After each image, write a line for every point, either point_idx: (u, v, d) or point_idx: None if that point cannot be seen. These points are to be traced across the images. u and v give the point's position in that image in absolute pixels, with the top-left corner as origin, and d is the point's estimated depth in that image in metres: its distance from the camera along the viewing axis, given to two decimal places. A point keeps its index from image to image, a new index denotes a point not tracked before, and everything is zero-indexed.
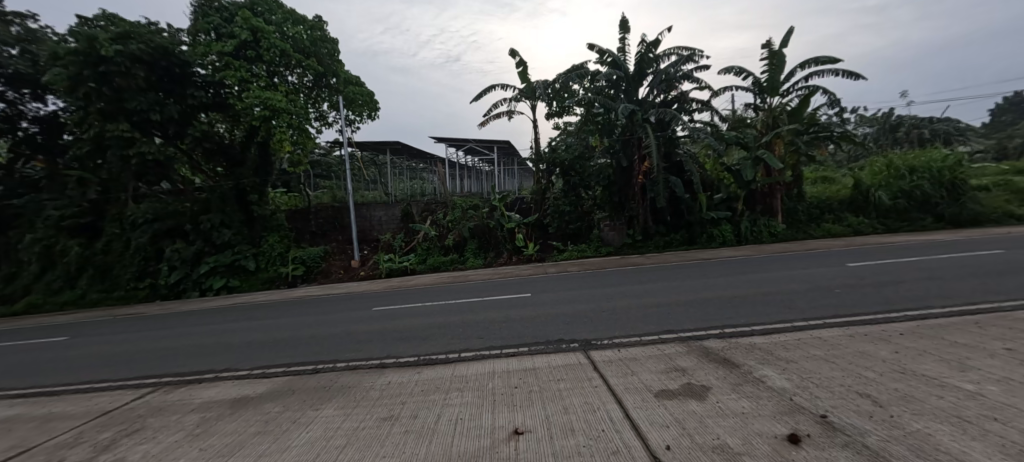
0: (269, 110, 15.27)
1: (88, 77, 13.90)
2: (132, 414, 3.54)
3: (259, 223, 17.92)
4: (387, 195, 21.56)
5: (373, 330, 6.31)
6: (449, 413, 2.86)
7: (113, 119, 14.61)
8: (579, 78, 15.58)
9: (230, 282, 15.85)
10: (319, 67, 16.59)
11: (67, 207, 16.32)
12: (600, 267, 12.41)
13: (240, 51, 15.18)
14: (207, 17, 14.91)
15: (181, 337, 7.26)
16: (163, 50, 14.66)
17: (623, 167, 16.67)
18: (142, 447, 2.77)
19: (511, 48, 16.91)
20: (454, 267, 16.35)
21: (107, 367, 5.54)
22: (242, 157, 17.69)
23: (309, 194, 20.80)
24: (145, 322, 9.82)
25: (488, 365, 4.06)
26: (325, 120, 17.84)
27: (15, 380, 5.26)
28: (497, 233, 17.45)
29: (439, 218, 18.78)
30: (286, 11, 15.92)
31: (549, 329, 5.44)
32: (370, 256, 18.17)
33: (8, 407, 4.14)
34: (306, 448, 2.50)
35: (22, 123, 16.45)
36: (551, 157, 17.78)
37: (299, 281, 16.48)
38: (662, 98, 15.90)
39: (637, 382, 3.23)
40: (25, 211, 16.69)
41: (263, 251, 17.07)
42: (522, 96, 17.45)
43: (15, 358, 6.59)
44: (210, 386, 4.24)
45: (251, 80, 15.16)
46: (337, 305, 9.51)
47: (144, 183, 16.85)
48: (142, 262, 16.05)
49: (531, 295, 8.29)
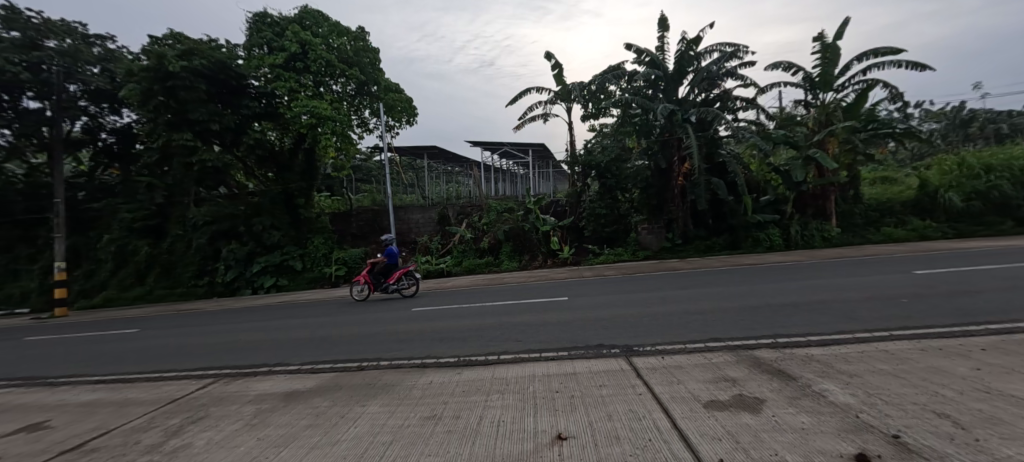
0: (316, 118, 16.08)
1: (158, 92, 15.19)
2: (197, 402, 3.79)
3: (306, 225, 18.86)
4: (424, 198, 21.79)
5: (416, 330, 6.45)
6: (491, 416, 2.85)
7: (178, 129, 15.86)
8: (616, 79, 15.40)
9: (279, 281, 16.81)
10: (361, 77, 17.27)
11: (138, 210, 18.01)
12: (638, 271, 12.13)
13: (290, 63, 16.19)
14: (261, 33, 16.03)
15: (236, 332, 7.73)
16: (222, 64, 15.78)
17: (662, 169, 16.28)
18: (205, 434, 2.95)
19: (546, 51, 17.00)
20: (490, 270, 16.48)
21: (171, 359, 5.95)
22: (290, 163, 18.64)
23: (351, 197, 21.55)
24: (205, 317, 10.55)
25: (528, 368, 4.03)
26: (366, 127, 18.50)
27: (97, 366, 5.81)
28: (531, 236, 17.42)
29: (475, 221, 19.04)
30: (331, 24, 16.78)
31: (589, 333, 5.36)
32: (408, 257, 18.66)
33: (91, 391, 4.56)
34: (355, 442, 2.57)
35: (102, 134, 18.01)
36: (585, 159, 17.35)
37: (341, 281, 17.15)
38: (702, 97, 15.45)
39: (684, 392, 3.09)
40: (104, 214, 18.62)
41: (309, 252, 17.90)
42: (557, 99, 17.49)
43: (97, 347, 7.31)
44: (264, 379, 4.48)
45: (298, 90, 16.10)
46: (378, 305, 9.82)
47: (204, 188, 18.21)
48: (201, 261, 17.34)
49: (568, 298, 8.21)
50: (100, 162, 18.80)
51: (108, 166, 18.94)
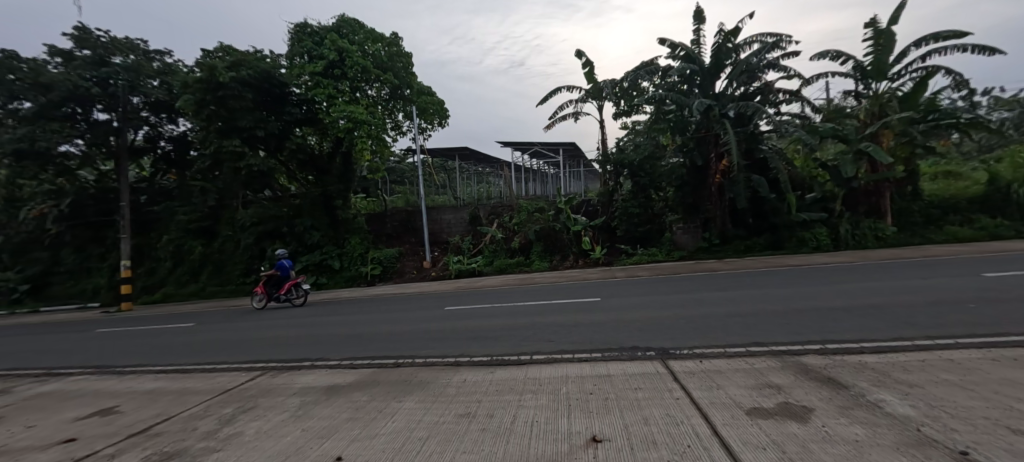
0: (352, 122, 16.68)
1: (210, 102, 16.26)
2: (247, 393, 4.02)
3: (343, 225, 19.44)
4: (456, 199, 21.94)
5: (451, 328, 6.57)
6: (525, 415, 2.85)
7: (227, 136, 16.91)
8: (650, 75, 15.12)
9: (319, 280, 17.66)
10: (395, 81, 17.76)
11: (192, 213, 19.49)
12: (673, 272, 11.78)
13: (329, 70, 16.91)
14: (302, 43, 16.82)
15: (282, 327, 8.15)
16: (267, 74, 16.69)
17: (698, 166, 15.79)
18: (254, 424, 3.11)
19: (576, 49, 16.87)
20: (521, 270, 16.52)
21: (223, 351, 6.34)
22: (328, 167, 19.35)
23: (386, 199, 21.97)
24: (253, 313, 11.18)
25: (561, 369, 3.99)
26: (400, 130, 18.97)
27: (161, 356, 6.29)
28: (563, 235, 17.33)
29: (505, 221, 19.11)
30: (367, 31, 17.36)
31: (623, 335, 5.25)
32: (440, 257, 18.99)
33: (155, 379, 4.94)
34: (392, 436, 2.64)
35: (161, 142, 19.42)
36: (617, 157, 17.28)
37: (376, 280, 17.72)
38: (741, 91, 14.85)
39: (724, 398, 2.96)
40: (163, 217, 20.32)
41: (346, 252, 18.57)
42: (588, 97, 17.30)
43: (160, 339, 7.92)
44: (307, 373, 4.68)
45: (336, 96, 16.77)
46: (414, 303, 10.05)
47: (250, 191, 19.25)
48: (248, 259, 18.40)
49: (600, 299, 8.10)
50: (159, 168, 20.32)
51: (166, 171, 20.42)
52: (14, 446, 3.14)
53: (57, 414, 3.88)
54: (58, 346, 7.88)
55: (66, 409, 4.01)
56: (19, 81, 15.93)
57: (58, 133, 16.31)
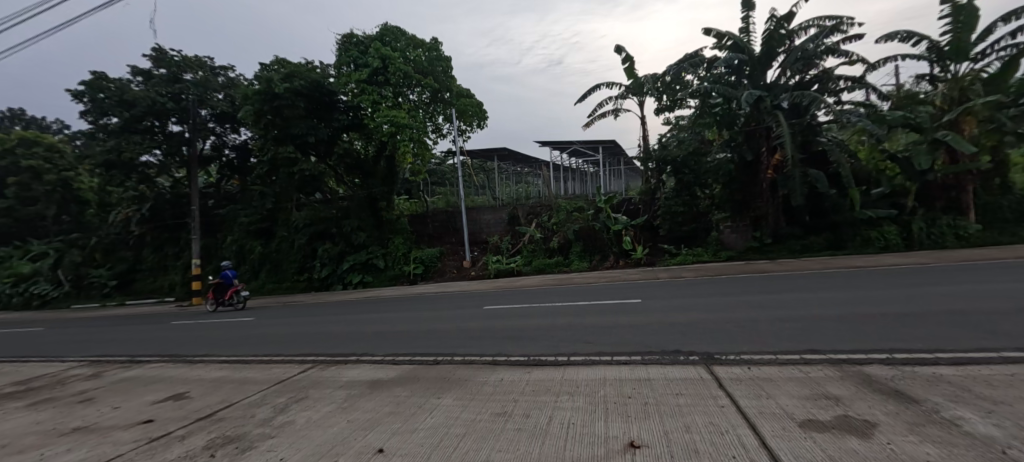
0: (395, 127, 17.33)
1: (266, 112, 17.43)
2: (299, 384, 4.27)
3: (386, 226, 20.20)
4: (494, 199, 21.78)
5: (490, 327, 6.64)
6: (561, 416, 2.83)
7: (282, 143, 18.10)
8: (694, 67, 14.56)
9: (365, 278, 18.53)
10: (435, 85, 18.26)
11: (252, 215, 21.05)
12: (721, 273, 11.25)
13: (373, 77, 17.67)
14: (349, 53, 17.68)
15: (333, 323, 8.61)
16: (317, 84, 17.70)
17: (747, 161, 15.05)
18: (305, 413, 3.30)
19: (616, 45, 16.55)
20: (560, 270, 16.52)
21: (280, 344, 6.78)
22: (373, 170, 20.11)
23: (427, 200, 22.50)
24: (307, 309, 11.88)
25: (600, 371, 3.91)
26: (440, 132, 19.42)
27: (227, 347, 6.85)
28: (603, 235, 17.03)
29: (544, 221, 19.07)
30: (408, 38, 17.96)
31: (663, 338, 5.07)
32: (480, 257, 19.24)
33: (220, 369, 5.37)
34: (430, 432, 2.70)
35: (225, 151, 21.10)
36: (660, 153, 16.49)
37: (418, 279, 18.31)
38: (795, 80, 14.00)
39: (775, 408, 2.78)
40: (226, 219, 22.08)
41: (390, 251, 19.29)
42: (629, 93, 16.91)
43: (227, 331, 8.62)
44: (353, 367, 4.90)
45: (381, 101, 17.51)
46: (457, 302, 10.27)
47: (303, 194, 20.48)
48: (302, 258, 19.64)
49: (642, 301, 7.87)
50: (224, 174, 22.11)
51: (230, 177, 22.17)
52: (103, 424, 3.53)
53: (137, 397, 4.32)
54: (141, 336, 8.77)
55: (145, 393, 4.46)
56: (108, 99, 17.73)
57: (140, 145, 18.13)
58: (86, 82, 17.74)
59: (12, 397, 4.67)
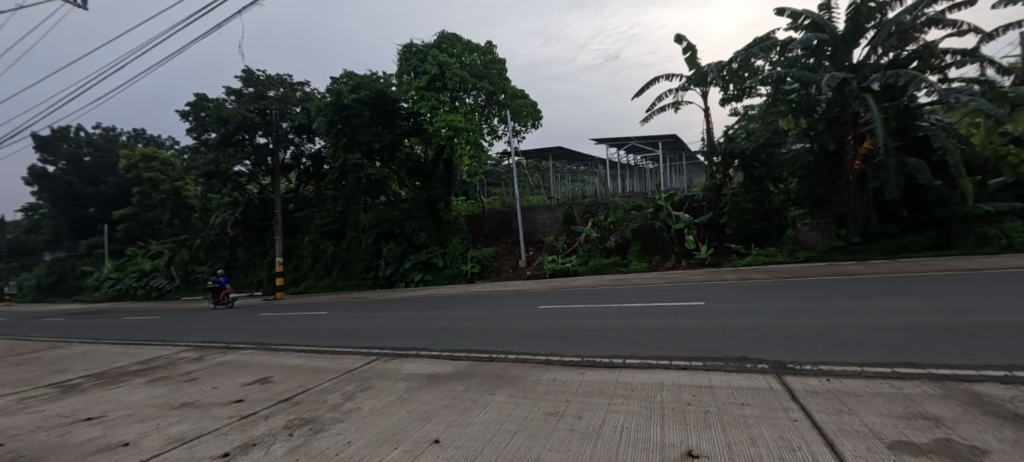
0: (453, 130, 18.04)
1: (336, 122, 18.88)
2: (364, 374, 4.58)
3: (445, 226, 21.00)
4: (550, 199, 21.48)
5: (548, 326, 6.66)
6: (614, 419, 2.64)
7: (350, 150, 19.47)
8: (765, 52, 13.51)
9: (426, 276, 19.43)
10: (490, 87, 18.61)
11: (326, 217, 22.99)
12: (795, 275, 10.32)
13: (432, 84, 18.45)
14: (409, 61, 18.63)
15: (398, 319, 9.12)
16: (381, 93, 18.87)
17: (829, 151, 13.68)
18: (369, 401, 3.54)
19: (676, 34, 15.82)
20: (617, 270, 16.15)
21: (349, 337, 7.31)
22: (432, 172, 20.97)
23: (483, 201, 22.81)
24: (376, 305, 12.71)
25: (658, 375, 3.70)
26: (495, 133, 19.78)
27: (305, 338, 7.52)
28: (663, 234, 16.35)
29: (601, 220, 18.70)
30: (464, 43, 18.49)
31: (727, 344, 4.74)
32: (535, 257, 19.29)
33: (298, 357, 5.93)
34: (484, 427, 2.74)
35: (303, 159, 23.19)
36: (726, 146, 15.55)
37: (475, 278, 18.78)
38: (888, 58, 12.53)
39: (860, 426, 2.35)
40: (304, 221, 24.37)
41: (449, 251, 20.02)
42: (690, 84, 16.08)
43: (306, 324, 9.47)
44: (412, 361, 5.16)
45: (439, 106, 18.28)
46: (514, 301, 10.42)
47: (370, 197, 21.81)
48: (369, 257, 21.05)
49: (705, 303, 7.42)
50: (302, 181, 24.31)
51: (307, 183, 24.32)
52: (204, 400, 4.04)
53: (231, 379, 4.89)
54: (237, 326, 9.95)
55: (237, 376, 5.03)
56: (208, 117, 20.20)
57: (234, 156, 20.43)
58: (191, 103, 20.39)
59: (137, 374, 5.51)
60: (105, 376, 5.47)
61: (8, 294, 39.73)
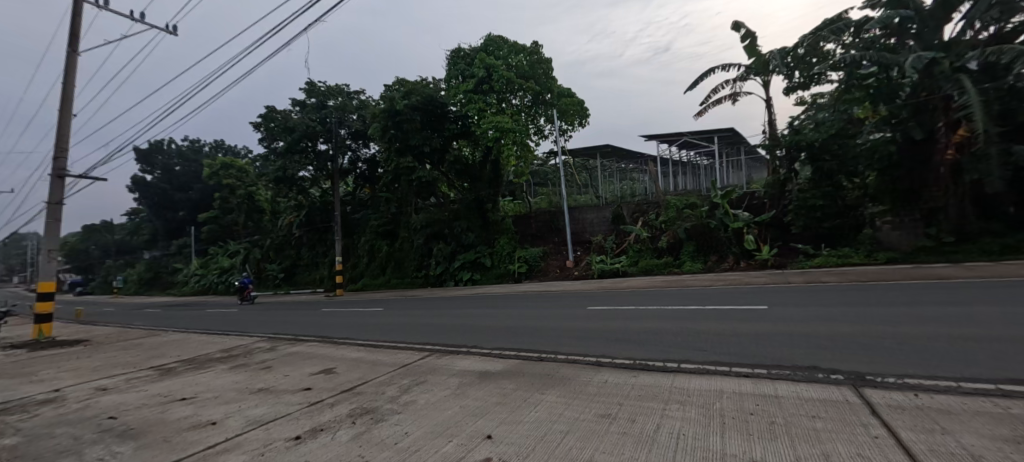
0: (500, 131, 18.29)
1: (390, 127, 19.83)
2: (418, 369, 4.77)
3: (493, 226, 21.35)
4: (598, 198, 21.21)
5: (598, 327, 6.56)
6: (669, 425, 2.47)
7: (403, 154, 20.30)
8: (836, 34, 12.71)
9: (474, 275, 19.87)
10: (537, 87, 18.68)
11: (381, 218, 24.28)
12: (873, 279, 9.38)
13: (479, 86, 18.80)
14: (457, 66, 19.20)
15: (450, 316, 9.40)
16: (432, 98, 19.53)
17: (913, 140, 12.39)
18: (424, 395, 3.69)
19: (733, 22, 14.95)
20: (670, 271, 15.62)
21: (405, 333, 7.66)
22: (479, 174, 21.40)
23: (530, 201, 22.71)
24: (429, 303, 13.18)
25: (716, 381, 3.51)
26: (542, 133, 19.84)
27: (364, 333, 7.97)
28: (720, 234, 15.59)
29: (651, 219, 18.12)
30: (510, 44, 18.70)
31: (794, 352, 4.40)
32: (583, 257, 19.10)
33: (357, 350, 6.30)
34: (535, 425, 2.73)
35: (359, 164, 24.57)
36: (792, 138, 14.33)
37: (523, 278, 19.01)
38: (988, 34, 11.14)
39: (959, 447, 2.00)
40: (361, 223, 25.92)
41: (496, 250, 20.35)
42: (750, 74, 15.17)
43: (365, 319, 10.04)
44: (463, 357, 5.30)
45: (487, 108, 18.59)
46: (563, 301, 10.37)
47: (421, 199, 22.55)
48: (421, 257, 21.93)
49: (768, 307, 6.94)
50: (358, 184, 25.76)
51: (363, 186, 25.72)
52: (277, 387, 4.41)
53: (299, 368, 5.30)
54: (304, 320, 10.77)
55: (305, 366, 5.44)
56: (277, 127, 21.98)
57: (299, 163, 22.12)
58: (263, 115, 22.28)
59: (221, 361, 6.13)
60: (195, 361, 6.14)
61: (117, 287, 45.82)
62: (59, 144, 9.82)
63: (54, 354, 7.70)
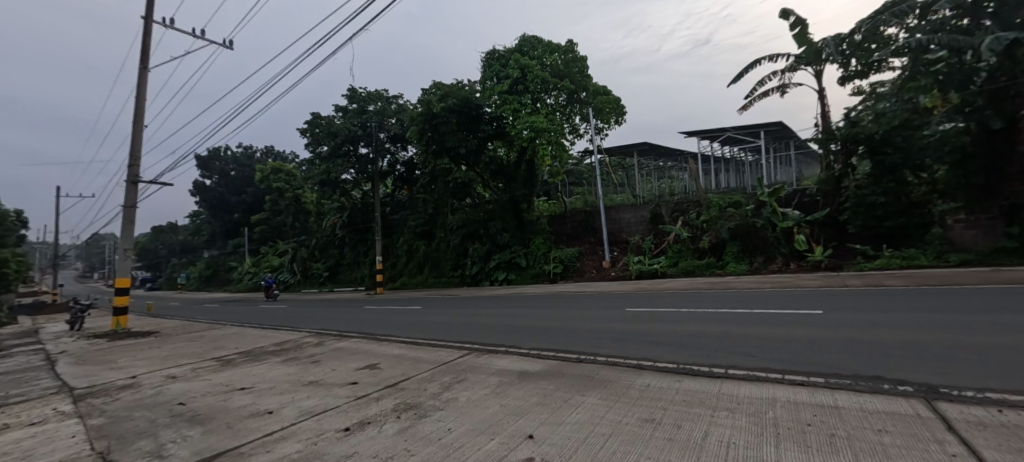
0: (535, 131, 18.21)
1: (427, 130, 20.36)
2: (458, 367, 4.86)
3: (528, 227, 21.44)
4: (635, 196, 20.79)
5: (638, 329, 6.45)
6: (718, 433, 2.39)
7: (439, 156, 20.73)
8: (898, 17, 11.75)
9: (510, 275, 20.05)
10: (572, 86, 18.59)
11: (419, 219, 24.98)
12: (941, 282, 8.63)
13: (514, 87, 18.90)
14: (492, 67, 19.40)
15: (489, 315, 9.53)
16: (467, 100, 19.83)
17: (991, 129, 11.23)
18: (465, 393, 3.75)
19: (781, 9, 14.16)
20: (712, 273, 15.08)
21: (445, 331, 7.84)
22: (514, 174, 21.56)
23: (565, 200, 22.47)
24: (467, 301, 13.42)
25: (768, 389, 3.35)
26: (577, 132, 19.66)
27: (406, 330, 8.24)
28: (767, 233, 14.86)
29: (692, 219, 17.54)
30: (545, 44, 18.68)
31: (856, 360, 4.11)
32: (620, 257, 18.78)
33: (399, 347, 6.51)
34: (577, 427, 2.72)
35: (398, 166, 25.34)
36: (848, 131, 13.52)
37: (558, 278, 18.97)
38: None
39: None
40: (400, 223, 26.83)
41: (531, 251, 20.42)
42: (800, 64, 14.33)
43: (406, 317, 10.38)
44: (502, 357, 5.36)
45: (522, 108, 18.63)
46: (601, 301, 10.25)
47: (456, 200, 22.93)
48: (457, 256, 22.40)
49: (823, 312, 6.53)
50: (397, 186, 26.57)
51: (401, 187, 26.49)
52: (325, 380, 4.64)
53: (346, 363, 5.56)
54: (348, 316, 11.25)
55: (351, 361, 5.69)
56: (321, 132, 23.07)
57: (342, 166, 23.16)
58: (308, 121, 23.46)
59: (274, 354, 6.53)
60: (251, 354, 6.58)
61: (181, 284, 49.84)
62: (134, 153, 10.79)
63: (132, 343, 8.51)
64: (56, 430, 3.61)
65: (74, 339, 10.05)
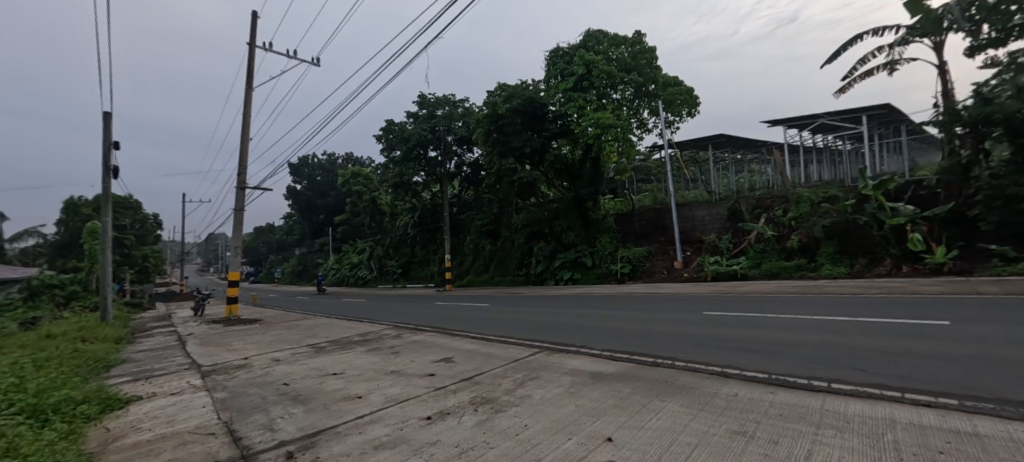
0: (601, 128, 17.63)
1: (493, 131, 20.89)
2: (529, 364, 4.96)
3: (593, 225, 21.09)
4: (710, 192, 19.57)
5: (722, 334, 6.08)
6: (825, 453, 2.20)
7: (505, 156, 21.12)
8: None
9: (575, 275, 19.99)
10: (639, 79, 17.94)
11: (485, 218, 25.55)
12: None
13: (578, 83, 18.69)
14: (556, 66, 19.34)
15: (559, 315, 9.57)
16: (531, 100, 20.00)
17: None
18: (538, 391, 3.83)
19: None
20: (803, 275, 13.77)
21: (516, 329, 8.03)
22: (580, 172, 21.41)
23: (633, 198, 21.83)
24: (537, 301, 13.59)
25: (884, 408, 2.99)
26: (646, 127, 18.95)
27: (479, 327, 8.56)
28: (872, 232, 13.23)
29: (778, 216, 16.14)
30: (610, 37, 18.24)
31: (1001, 382, 3.50)
32: (693, 257, 17.81)
33: (471, 343, 6.80)
34: (658, 433, 2.65)
35: (465, 167, 26.28)
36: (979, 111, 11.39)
37: (626, 278, 18.51)
38: None
39: None
40: (467, 223, 27.84)
41: (597, 250, 20.13)
42: (911, 35, 12.51)
43: (479, 314, 10.79)
44: (573, 356, 5.37)
45: (586, 104, 18.36)
46: (677, 304, 9.81)
47: (521, 199, 23.23)
48: (522, 255, 22.73)
49: (950, 323, 5.64)
50: (463, 186, 27.55)
51: (467, 188, 27.48)
52: (406, 371, 5.00)
53: (423, 356, 5.93)
54: (422, 312, 11.95)
55: (428, 354, 6.06)
56: (395, 138, 24.64)
57: (412, 169, 24.59)
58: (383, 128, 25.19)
59: (359, 343, 7.16)
60: (340, 342, 7.28)
61: (277, 277, 56.49)
62: (243, 164, 12.40)
63: (243, 329, 9.84)
64: (192, 399, 4.32)
65: (200, 323, 11.87)
